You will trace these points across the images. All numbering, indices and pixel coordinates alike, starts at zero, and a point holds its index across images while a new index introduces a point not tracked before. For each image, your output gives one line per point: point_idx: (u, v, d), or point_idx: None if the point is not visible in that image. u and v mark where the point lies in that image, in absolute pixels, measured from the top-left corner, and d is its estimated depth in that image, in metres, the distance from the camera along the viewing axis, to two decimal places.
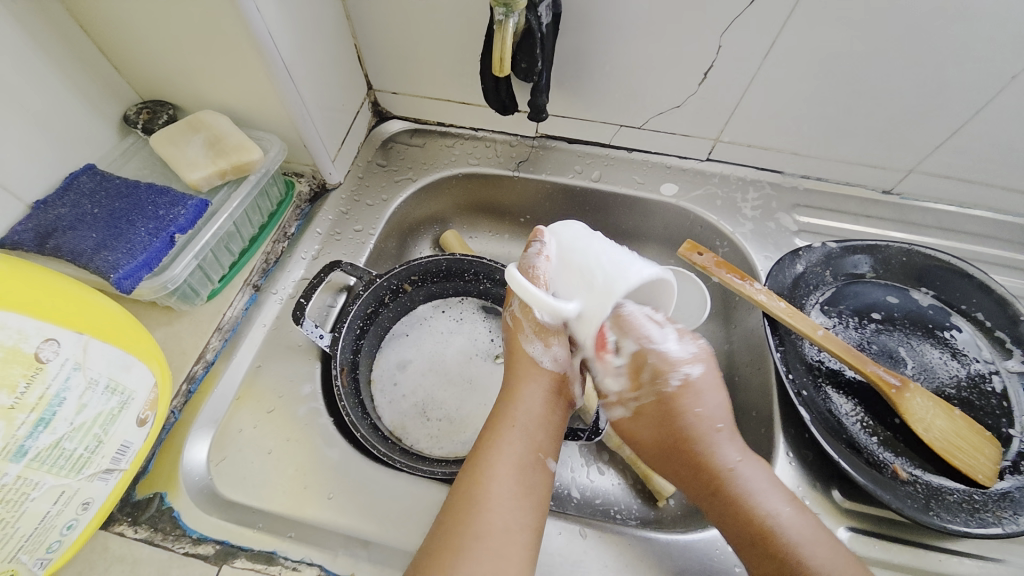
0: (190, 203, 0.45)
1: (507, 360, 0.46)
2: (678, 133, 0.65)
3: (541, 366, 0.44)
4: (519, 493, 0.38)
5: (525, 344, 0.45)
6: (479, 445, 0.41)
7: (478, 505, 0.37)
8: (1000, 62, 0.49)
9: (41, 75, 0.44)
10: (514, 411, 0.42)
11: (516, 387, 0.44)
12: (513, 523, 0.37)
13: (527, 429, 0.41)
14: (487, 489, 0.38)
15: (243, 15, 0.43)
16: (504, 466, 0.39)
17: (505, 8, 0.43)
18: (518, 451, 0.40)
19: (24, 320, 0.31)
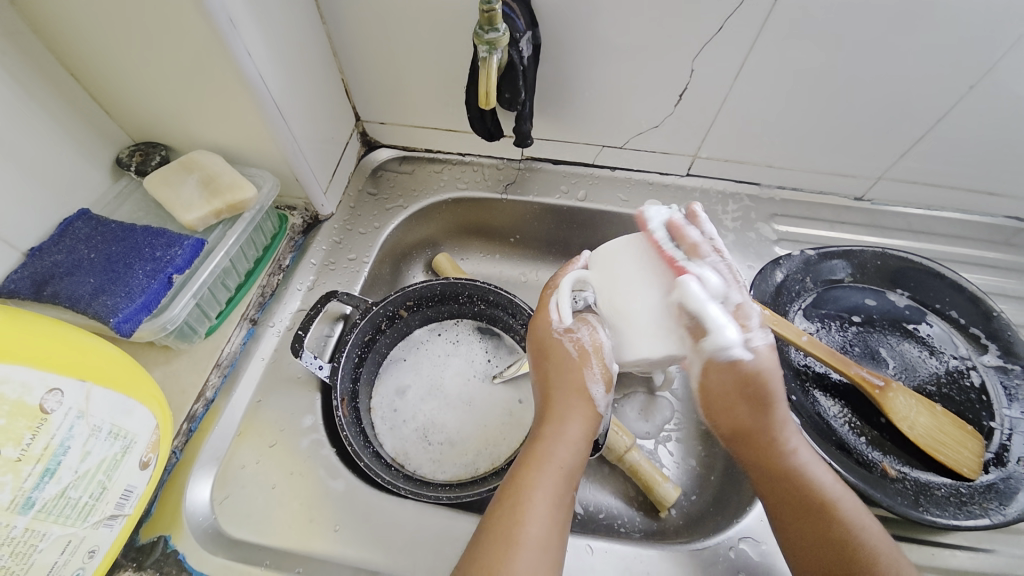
0: (187, 242, 0.45)
1: (556, 374, 0.45)
2: (658, 151, 0.67)
3: (592, 403, 0.44)
4: (556, 535, 0.38)
5: (587, 378, 0.44)
6: (515, 482, 0.40)
7: (513, 546, 0.36)
8: (952, 76, 0.53)
9: (34, 124, 0.45)
10: (558, 447, 0.42)
11: (560, 419, 0.43)
12: (549, 568, 0.37)
13: (568, 470, 0.41)
14: (527, 529, 0.37)
15: (233, 60, 0.45)
16: (542, 505, 0.39)
17: (488, 46, 0.44)
18: (556, 491, 0.40)
19: (28, 371, 0.32)
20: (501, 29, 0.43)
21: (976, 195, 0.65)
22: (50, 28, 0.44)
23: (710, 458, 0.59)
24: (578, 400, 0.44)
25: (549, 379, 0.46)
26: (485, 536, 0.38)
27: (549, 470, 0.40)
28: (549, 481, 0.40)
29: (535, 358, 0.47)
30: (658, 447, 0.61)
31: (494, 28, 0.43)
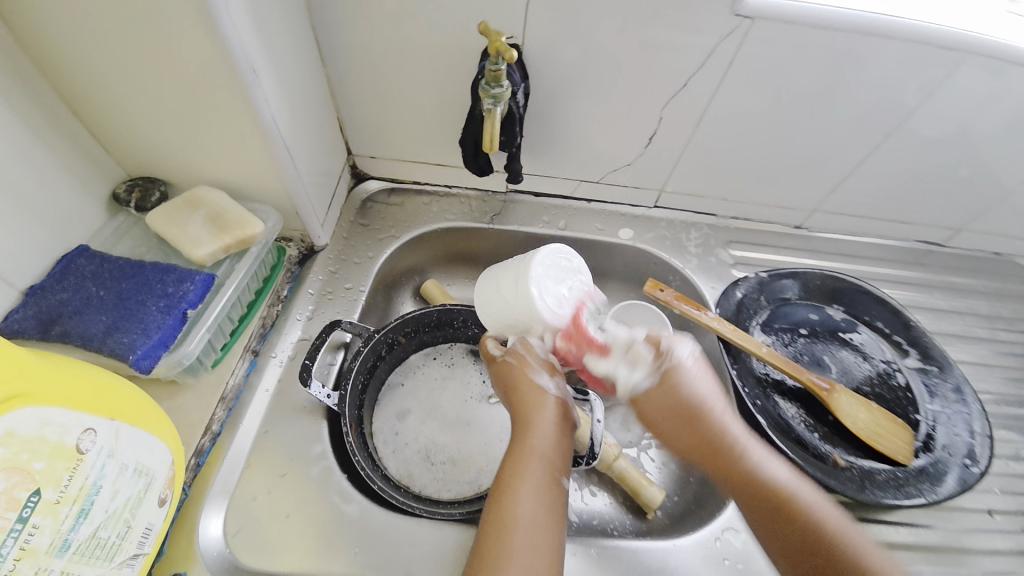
0: (199, 278, 0.46)
1: (513, 391, 0.53)
2: (629, 186, 0.75)
3: (549, 394, 0.52)
4: (542, 512, 0.43)
5: (533, 375, 0.52)
6: (502, 476, 0.46)
7: (507, 531, 0.42)
8: (868, 127, 0.64)
9: (37, 161, 0.45)
10: (532, 439, 0.48)
11: (531, 415, 0.50)
12: (538, 546, 0.41)
13: (545, 454, 0.47)
14: (514, 512, 0.43)
15: (252, 106, 0.47)
16: (531, 491, 0.44)
17: (493, 99, 0.49)
18: (541, 478, 0.45)
19: (67, 413, 0.32)
20: (505, 86, 0.49)
21: (890, 224, 0.77)
22: (58, 69, 0.45)
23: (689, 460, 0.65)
24: (544, 399, 0.51)
25: (517, 388, 0.52)
26: (485, 524, 0.43)
27: (533, 459, 0.46)
28: (535, 470, 0.46)
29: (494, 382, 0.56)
30: (641, 454, 0.66)
31: (499, 84, 0.49)
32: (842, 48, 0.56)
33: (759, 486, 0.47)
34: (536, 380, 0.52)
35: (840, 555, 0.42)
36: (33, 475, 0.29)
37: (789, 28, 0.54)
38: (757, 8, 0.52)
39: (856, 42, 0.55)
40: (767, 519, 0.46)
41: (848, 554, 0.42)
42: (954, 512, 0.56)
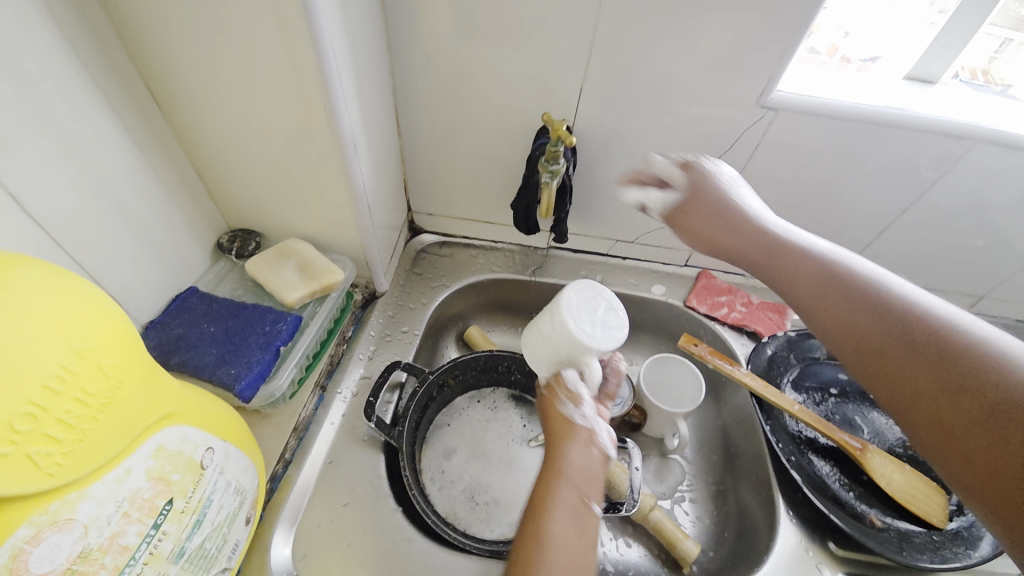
0: (290, 318, 0.53)
1: (546, 419, 0.56)
2: (661, 247, 0.81)
3: (579, 422, 0.54)
4: (575, 533, 0.44)
5: (562, 405, 0.55)
6: (535, 496, 0.47)
7: (543, 548, 0.42)
8: (888, 201, 0.70)
9: (169, 216, 0.54)
10: (562, 463, 0.50)
11: (560, 441, 0.52)
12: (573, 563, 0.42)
13: (575, 478, 0.48)
14: (548, 529, 0.43)
15: (347, 176, 0.54)
16: (563, 512, 0.45)
17: (550, 174, 0.57)
18: (572, 500, 0.46)
19: (198, 433, 0.37)
20: (561, 163, 0.57)
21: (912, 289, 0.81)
22: (194, 140, 0.53)
23: (723, 515, 0.66)
24: (570, 422, 0.54)
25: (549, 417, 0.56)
26: (519, 543, 0.43)
27: (565, 480, 0.48)
28: (565, 491, 0.47)
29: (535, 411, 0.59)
30: (675, 506, 0.68)
31: (556, 162, 0.56)
32: (860, 134, 0.62)
33: (806, 283, 0.48)
34: (566, 408, 0.55)
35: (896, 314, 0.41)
36: (171, 486, 0.34)
37: (811, 117, 0.61)
38: (781, 100, 0.60)
39: (875, 129, 0.62)
40: (818, 308, 0.46)
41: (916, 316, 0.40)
42: None
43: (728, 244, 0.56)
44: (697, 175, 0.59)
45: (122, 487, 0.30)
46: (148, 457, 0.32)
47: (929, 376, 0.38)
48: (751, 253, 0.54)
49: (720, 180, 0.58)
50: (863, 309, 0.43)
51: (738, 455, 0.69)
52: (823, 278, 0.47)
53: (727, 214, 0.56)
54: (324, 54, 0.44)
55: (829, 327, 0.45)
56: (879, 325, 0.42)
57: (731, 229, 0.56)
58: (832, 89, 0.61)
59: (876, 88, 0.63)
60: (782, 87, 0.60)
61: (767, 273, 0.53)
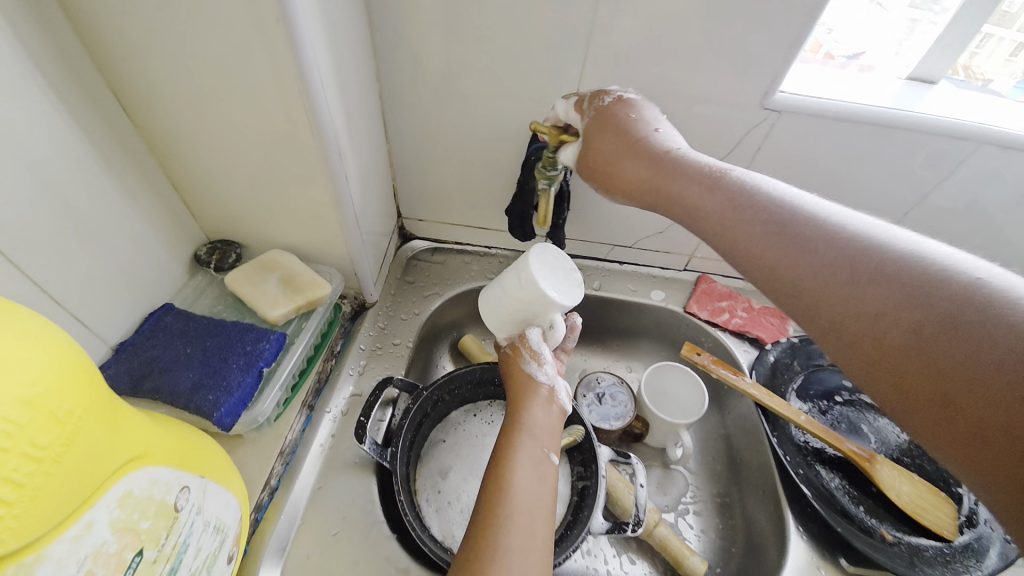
0: (274, 336, 0.50)
1: (507, 380, 0.55)
2: (660, 251, 0.78)
3: (539, 381, 0.53)
4: (537, 480, 0.44)
5: (523, 364, 0.55)
6: (495, 451, 0.47)
7: (506, 496, 0.42)
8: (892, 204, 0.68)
9: (140, 229, 0.50)
10: (521, 419, 0.49)
11: (518, 399, 0.52)
12: (534, 511, 0.42)
13: (533, 431, 0.48)
14: (511, 482, 0.43)
15: (332, 184, 0.51)
16: (525, 462, 0.45)
17: (548, 181, 0.53)
18: (534, 453, 0.46)
19: (170, 472, 0.34)
20: (560, 168, 0.52)
21: None
22: (166, 148, 0.49)
23: (730, 530, 0.64)
24: (534, 377, 0.53)
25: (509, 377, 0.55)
26: (483, 492, 0.44)
27: (527, 433, 0.48)
28: (525, 444, 0.47)
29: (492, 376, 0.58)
30: (679, 519, 0.66)
31: (554, 167, 0.52)
32: (866, 138, 0.60)
33: (733, 226, 0.39)
34: (525, 367, 0.54)
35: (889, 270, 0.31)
36: (140, 535, 0.31)
37: (815, 119, 0.58)
38: (784, 103, 0.57)
39: (880, 133, 0.59)
40: (777, 267, 0.36)
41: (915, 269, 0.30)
42: None
43: (654, 184, 0.43)
44: (608, 103, 0.47)
45: (85, 543, 0.27)
46: (113, 506, 0.29)
47: (944, 351, 0.28)
48: (659, 196, 0.44)
49: (619, 105, 0.47)
50: (847, 265, 0.33)
51: (743, 466, 0.67)
52: (779, 229, 0.36)
53: (648, 146, 0.44)
54: (303, 54, 0.40)
55: (800, 293, 0.35)
56: (855, 281, 0.32)
57: (650, 170, 0.44)
58: (836, 92, 0.59)
59: (874, 90, 0.61)
60: (785, 89, 0.58)
61: (701, 221, 0.41)
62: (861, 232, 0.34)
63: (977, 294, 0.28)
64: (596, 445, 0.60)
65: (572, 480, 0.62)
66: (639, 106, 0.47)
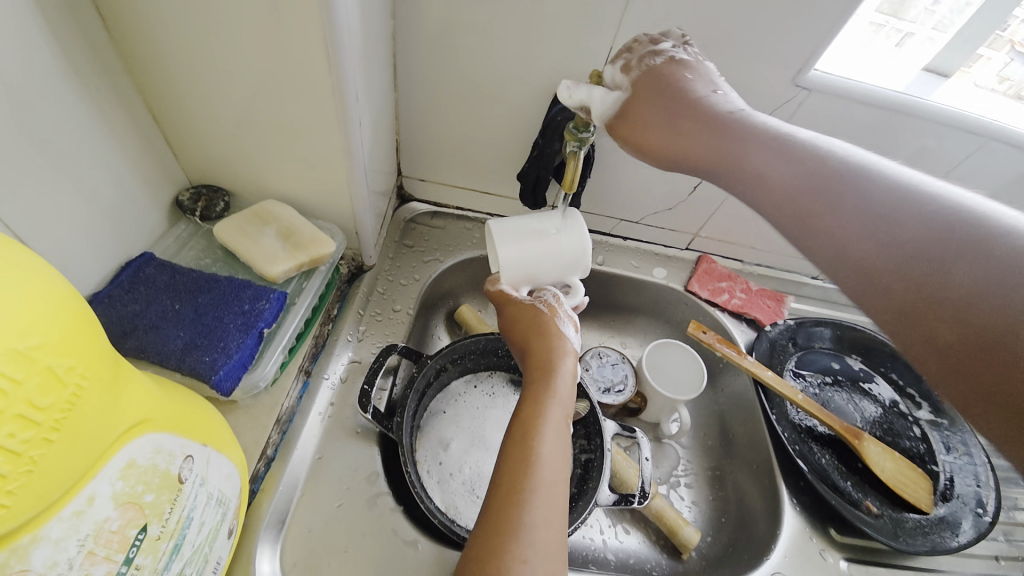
0: (274, 295, 0.46)
1: (533, 335, 0.51)
2: (665, 228, 0.77)
3: (571, 347, 0.51)
4: (561, 450, 0.42)
5: (560, 326, 0.52)
6: (522, 416, 0.44)
7: (530, 466, 0.40)
8: None
9: (116, 165, 0.43)
10: (557, 386, 0.47)
11: (553, 361, 0.49)
12: (556, 482, 0.40)
13: (565, 400, 0.46)
14: (537, 450, 0.41)
15: (344, 131, 0.45)
16: (552, 431, 0.43)
17: (578, 143, 0.50)
18: (561, 422, 0.44)
19: (174, 440, 0.30)
20: (592, 131, 0.50)
21: None
22: (147, 70, 0.42)
23: (721, 501, 0.66)
24: (558, 332, 0.51)
25: (539, 335, 0.51)
26: (504, 460, 0.41)
27: (551, 395, 0.46)
28: (556, 413, 0.45)
29: (505, 327, 0.54)
30: (672, 491, 0.67)
31: (586, 128, 0.49)
32: (885, 125, 0.59)
33: (784, 192, 0.38)
34: (563, 330, 0.52)
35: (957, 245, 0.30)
36: (143, 510, 0.27)
37: (841, 102, 0.57)
38: (817, 81, 0.55)
39: (900, 123, 0.59)
40: (838, 246, 0.34)
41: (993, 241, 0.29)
42: (965, 557, 0.59)
43: (709, 153, 0.42)
44: (659, 63, 0.45)
45: (85, 521, 0.23)
46: (115, 478, 0.25)
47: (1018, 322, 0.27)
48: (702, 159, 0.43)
49: (673, 62, 0.44)
50: (916, 236, 0.31)
51: (735, 441, 0.69)
52: (845, 203, 0.35)
53: (710, 107, 0.42)
54: None
55: (860, 264, 0.33)
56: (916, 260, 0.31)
57: (708, 130, 0.42)
58: (861, 75, 0.58)
59: (886, 74, 0.60)
60: (818, 67, 0.56)
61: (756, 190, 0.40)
62: (928, 203, 0.32)
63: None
64: (602, 420, 0.59)
65: (575, 453, 0.62)
66: (696, 68, 0.45)
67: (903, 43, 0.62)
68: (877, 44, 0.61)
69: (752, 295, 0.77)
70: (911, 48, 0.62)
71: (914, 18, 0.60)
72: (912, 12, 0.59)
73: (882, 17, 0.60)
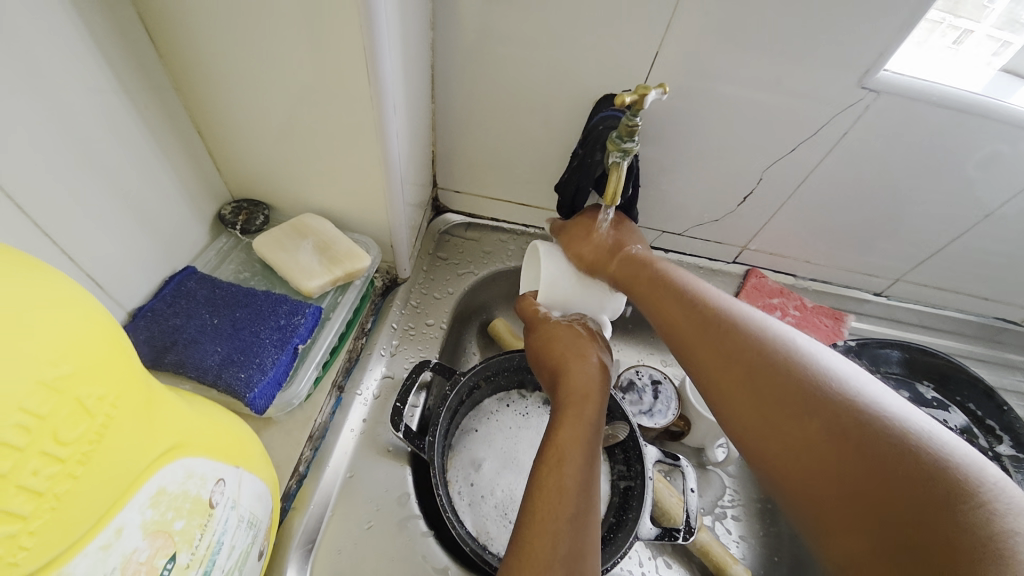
0: (309, 310, 0.46)
1: (557, 351, 0.50)
2: (710, 241, 0.73)
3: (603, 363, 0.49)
4: (590, 479, 0.40)
5: (594, 347, 0.50)
6: (554, 440, 0.42)
7: (562, 493, 0.38)
8: (981, 204, 0.60)
9: (161, 179, 0.44)
10: (587, 407, 0.44)
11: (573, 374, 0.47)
12: (583, 514, 0.37)
13: (596, 425, 0.44)
14: (567, 477, 0.39)
15: (381, 142, 0.45)
16: (583, 457, 0.41)
17: (622, 153, 0.47)
18: (590, 445, 0.42)
19: (206, 462, 0.29)
20: (637, 140, 0.47)
21: (981, 301, 0.73)
22: (194, 87, 0.43)
23: (773, 538, 0.62)
24: (588, 348, 0.50)
25: (564, 351, 0.49)
26: (534, 486, 0.39)
27: (582, 415, 0.44)
28: (585, 436, 0.42)
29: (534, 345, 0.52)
30: (717, 523, 0.63)
31: (631, 138, 0.47)
32: (965, 129, 0.53)
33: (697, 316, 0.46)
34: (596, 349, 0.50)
35: (824, 399, 0.36)
36: (173, 537, 0.26)
37: (914, 105, 0.52)
38: (885, 82, 0.50)
39: (983, 127, 0.53)
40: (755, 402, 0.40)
41: (845, 402, 0.35)
42: None
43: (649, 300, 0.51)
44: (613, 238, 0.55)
45: (113, 553, 0.22)
46: (145, 507, 0.24)
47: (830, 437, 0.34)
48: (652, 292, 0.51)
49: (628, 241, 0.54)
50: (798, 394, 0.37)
51: None
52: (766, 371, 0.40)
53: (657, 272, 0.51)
54: None
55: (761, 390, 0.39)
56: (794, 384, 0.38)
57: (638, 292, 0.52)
58: (936, 75, 0.52)
59: (960, 77, 0.53)
60: (887, 67, 0.51)
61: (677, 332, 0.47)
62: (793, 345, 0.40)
63: (915, 441, 0.31)
64: (642, 445, 0.55)
65: (613, 479, 0.58)
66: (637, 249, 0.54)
67: (961, 40, 0.53)
68: (932, 44, 0.53)
69: (806, 314, 0.72)
70: (969, 48, 0.54)
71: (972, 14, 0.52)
72: (970, 8, 0.52)
73: (939, 15, 0.52)
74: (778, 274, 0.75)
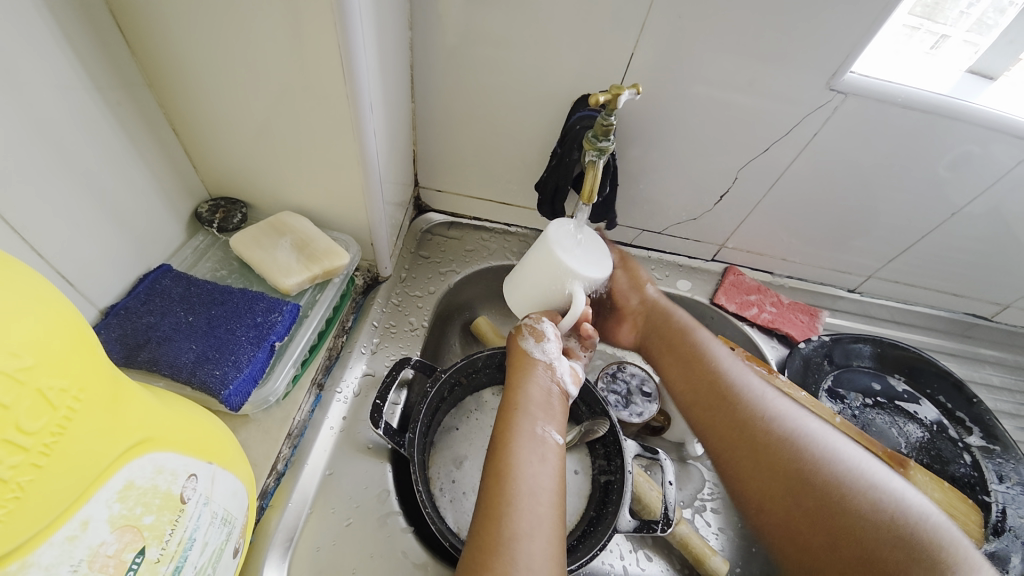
0: (287, 308, 0.46)
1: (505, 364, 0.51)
2: (689, 239, 0.74)
3: (534, 357, 0.49)
4: (536, 460, 0.40)
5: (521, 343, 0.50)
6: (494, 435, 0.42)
7: (505, 480, 0.39)
8: (947, 202, 0.62)
9: (134, 176, 0.43)
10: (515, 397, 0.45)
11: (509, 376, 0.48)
12: (536, 493, 0.38)
13: (526, 407, 0.44)
14: (512, 466, 0.40)
15: (357, 140, 0.45)
16: (527, 445, 0.41)
17: (597, 152, 0.48)
18: (529, 430, 0.42)
19: (178, 458, 0.29)
20: (612, 139, 0.48)
21: (949, 297, 0.76)
22: (167, 84, 0.43)
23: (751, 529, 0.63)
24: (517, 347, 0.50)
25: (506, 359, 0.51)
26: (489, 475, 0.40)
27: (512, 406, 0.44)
28: (522, 422, 0.43)
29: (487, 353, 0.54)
30: (696, 516, 0.64)
31: (606, 137, 0.48)
32: (929, 129, 0.55)
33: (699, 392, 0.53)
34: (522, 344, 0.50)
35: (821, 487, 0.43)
36: (142, 532, 0.26)
37: (880, 106, 0.53)
38: (852, 84, 0.52)
39: (945, 127, 0.55)
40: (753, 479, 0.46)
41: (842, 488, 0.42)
42: None
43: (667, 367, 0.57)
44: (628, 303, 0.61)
45: (79, 545, 0.22)
46: (112, 501, 0.24)
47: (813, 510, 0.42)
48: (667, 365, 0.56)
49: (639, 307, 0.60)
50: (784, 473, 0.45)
51: None
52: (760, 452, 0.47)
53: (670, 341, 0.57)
54: None
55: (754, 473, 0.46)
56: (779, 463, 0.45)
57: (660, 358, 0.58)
58: (903, 76, 0.54)
59: (936, 78, 0.55)
60: (853, 69, 0.52)
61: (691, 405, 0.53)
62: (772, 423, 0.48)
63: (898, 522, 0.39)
64: (621, 439, 0.55)
65: (594, 473, 0.59)
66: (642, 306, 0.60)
67: (939, 45, 0.56)
68: (910, 47, 0.55)
69: (781, 311, 0.73)
70: (947, 51, 0.56)
71: (949, 20, 0.55)
72: (948, 13, 0.54)
73: (915, 20, 0.55)
74: (756, 272, 0.77)
